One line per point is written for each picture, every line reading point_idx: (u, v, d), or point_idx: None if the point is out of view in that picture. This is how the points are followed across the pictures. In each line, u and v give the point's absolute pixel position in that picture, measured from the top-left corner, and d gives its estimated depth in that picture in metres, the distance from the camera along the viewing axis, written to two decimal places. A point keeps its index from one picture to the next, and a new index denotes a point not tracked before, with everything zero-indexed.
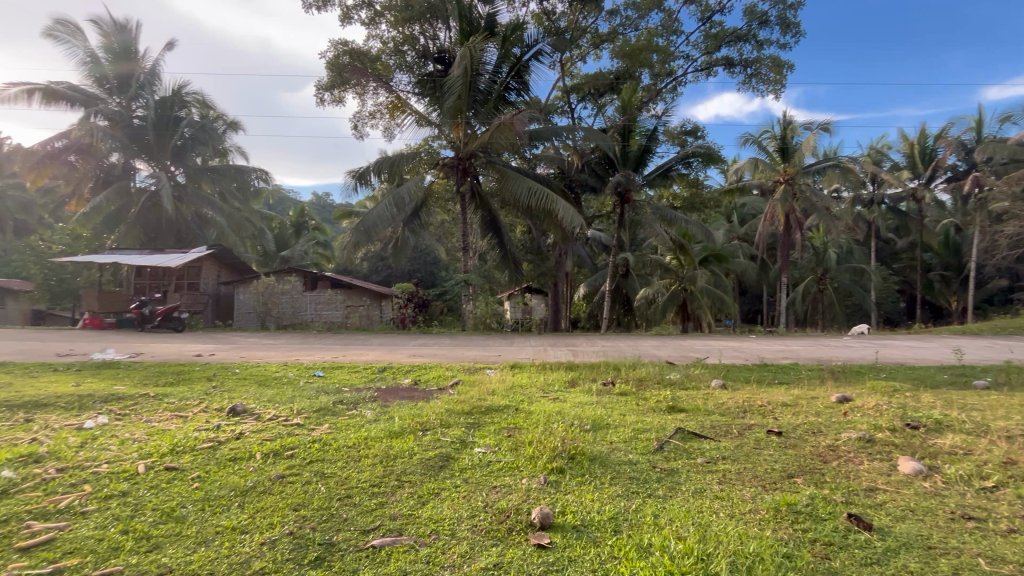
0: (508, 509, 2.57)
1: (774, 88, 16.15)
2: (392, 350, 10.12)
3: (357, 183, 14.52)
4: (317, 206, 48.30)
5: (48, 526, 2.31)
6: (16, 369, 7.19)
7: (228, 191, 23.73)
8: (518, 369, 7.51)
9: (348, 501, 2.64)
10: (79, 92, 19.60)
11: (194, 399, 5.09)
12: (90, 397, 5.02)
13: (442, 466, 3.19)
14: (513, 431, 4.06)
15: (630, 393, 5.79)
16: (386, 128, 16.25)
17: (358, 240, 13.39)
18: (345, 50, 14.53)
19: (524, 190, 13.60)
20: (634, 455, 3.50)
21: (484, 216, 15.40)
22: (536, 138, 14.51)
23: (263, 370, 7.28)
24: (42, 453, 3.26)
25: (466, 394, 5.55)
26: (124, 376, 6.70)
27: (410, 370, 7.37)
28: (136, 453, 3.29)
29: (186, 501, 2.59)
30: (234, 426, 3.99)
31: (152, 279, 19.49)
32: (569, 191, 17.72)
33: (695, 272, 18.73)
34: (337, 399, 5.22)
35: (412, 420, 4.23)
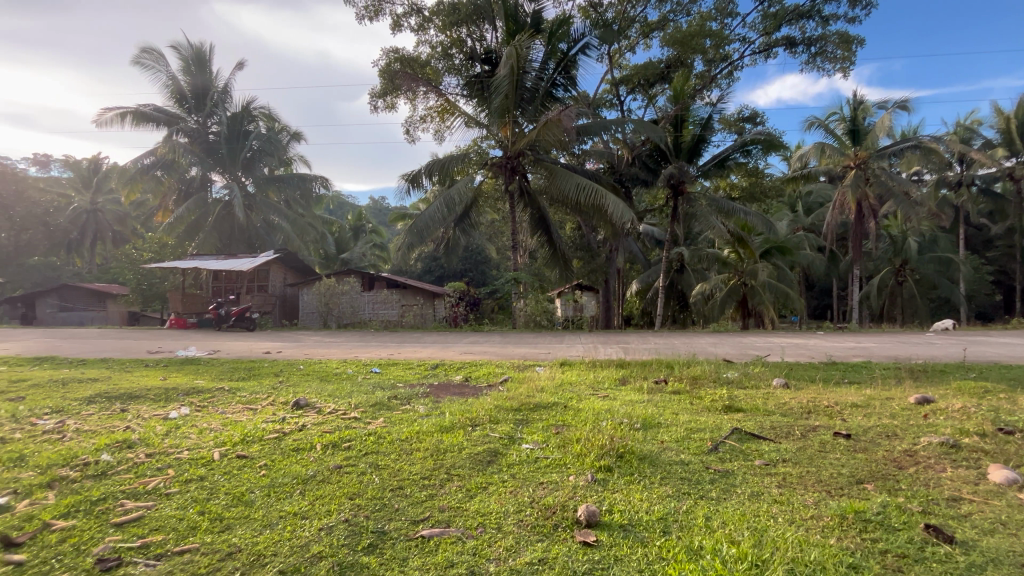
0: (553, 505, 2.58)
1: (842, 66, 15.01)
2: (445, 348, 10.36)
3: (410, 186, 14.95)
4: (374, 209, 50.38)
5: (138, 505, 2.57)
6: (114, 365, 8.02)
7: (292, 198, 25.24)
8: (568, 367, 7.46)
9: (400, 491, 2.75)
10: (163, 113, 21.50)
11: (262, 393, 5.46)
12: (175, 390, 5.53)
13: (490, 460, 3.25)
14: (561, 429, 4.04)
15: (684, 392, 5.62)
16: (436, 131, 16.60)
17: (412, 242, 13.83)
18: (396, 57, 15.01)
19: (573, 186, 13.44)
20: (685, 455, 3.40)
21: (534, 214, 15.41)
22: (585, 133, 14.34)
23: (325, 366, 7.69)
24: (134, 440, 3.62)
25: (515, 390, 5.60)
26: (203, 371, 7.31)
27: (462, 367, 7.53)
28: (212, 442, 3.59)
29: (254, 486, 2.79)
30: (298, 419, 4.25)
31: (227, 282, 21.07)
32: (620, 186, 17.36)
33: (757, 266, 17.75)
34: (392, 394, 5.42)
35: (462, 416, 4.32)
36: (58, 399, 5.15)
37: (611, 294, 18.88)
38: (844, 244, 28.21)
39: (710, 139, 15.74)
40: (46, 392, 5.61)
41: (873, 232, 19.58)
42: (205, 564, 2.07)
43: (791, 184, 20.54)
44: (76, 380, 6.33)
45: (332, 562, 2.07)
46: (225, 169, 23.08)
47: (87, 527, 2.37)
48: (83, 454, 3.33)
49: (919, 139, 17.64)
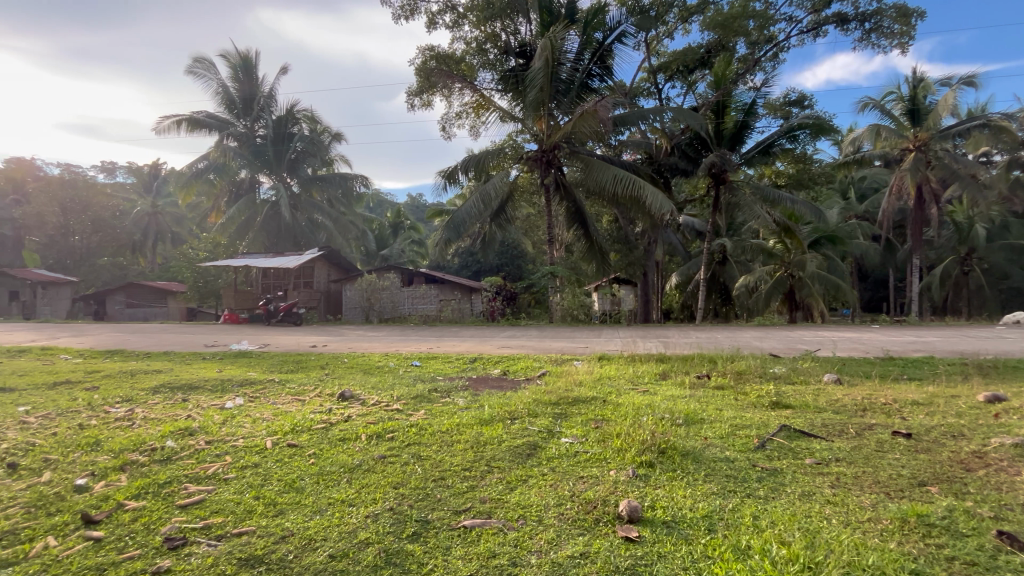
0: (594, 500, 2.56)
1: (900, 42, 14.03)
2: (482, 342, 10.46)
3: (446, 183, 15.13)
4: (412, 207, 51.39)
5: (200, 489, 2.74)
6: (176, 357, 8.59)
7: (334, 197, 26.06)
8: (607, 361, 7.37)
9: (442, 482, 2.80)
10: (214, 119, 22.63)
11: (310, 384, 5.70)
12: (230, 381, 5.86)
13: (530, 453, 3.26)
14: (601, 423, 4.02)
15: (727, 387, 5.46)
16: (472, 127, 16.71)
17: (448, 237, 14.01)
18: (431, 55, 15.15)
19: (610, 178, 13.22)
20: (731, 453, 3.29)
21: (570, 207, 15.26)
22: (622, 123, 14.06)
23: (368, 359, 7.94)
24: (195, 427, 3.86)
25: (553, 384, 5.61)
26: (255, 364, 7.71)
27: (500, 360, 7.58)
28: (265, 430, 3.78)
29: (305, 474, 2.92)
30: (343, 410, 4.41)
31: (276, 279, 21.95)
32: (658, 177, 16.94)
33: (806, 257, 16.94)
34: (432, 387, 5.54)
35: (501, 408, 4.36)
36: (128, 389, 5.55)
37: (649, 287, 18.50)
38: (901, 233, 26.52)
39: (754, 125, 15.11)
40: (116, 382, 6.07)
41: (934, 219, 18.31)
42: (260, 545, 2.15)
43: (843, 170, 19.45)
44: (143, 372, 6.80)
45: (379, 549, 2.13)
46: (272, 171, 24.06)
47: (155, 509, 2.53)
48: (150, 440, 3.57)
49: (988, 117, 16.30)
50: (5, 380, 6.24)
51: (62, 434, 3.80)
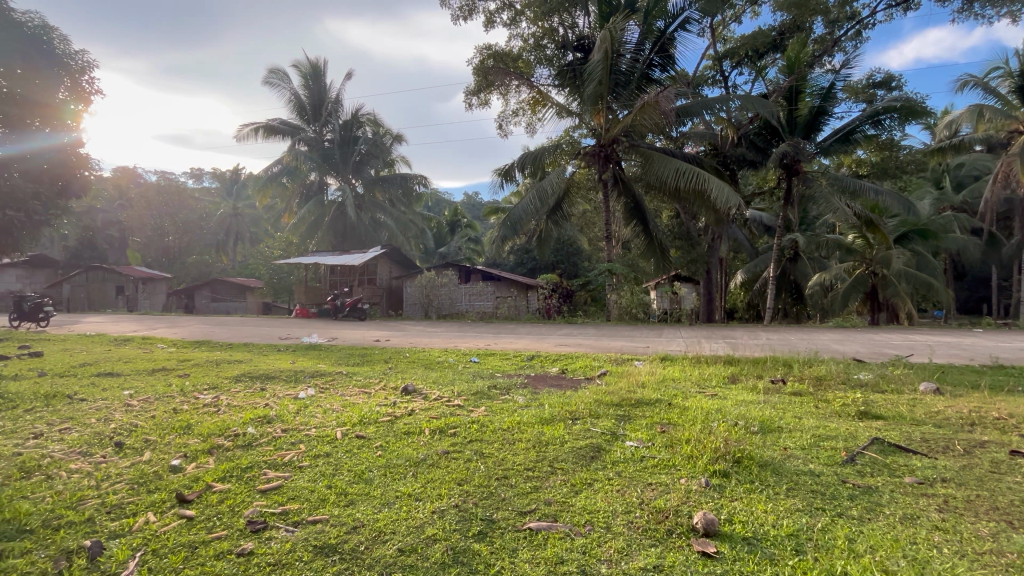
0: (665, 509, 2.43)
1: (1011, 10, 12.39)
2: (540, 339, 10.40)
3: (503, 180, 15.17)
4: (468, 205, 52.36)
5: (277, 475, 2.89)
6: (255, 348, 9.21)
7: (395, 197, 26.98)
8: (670, 363, 7.06)
9: (505, 481, 2.78)
10: (287, 125, 24.10)
11: (375, 377, 5.93)
12: (303, 372, 6.20)
13: (594, 456, 3.17)
14: (667, 427, 3.84)
15: (806, 393, 5.05)
16: (528, 124, 16.63)
17: (505, 235, 14.10)
18: (489, 53, 15.17)
19: (672, 171, 12.71)
20: (815, 466, 3.03)
21: (628, 203, 14.84)
22: (684, 114, 13.49)
23: (429, 354, 8.13)
24: (272, 416, 4.09)
25: (615, 384, 5.44)
26: (325, 356, 8.11)
27: (558, 359, 7.46)
28: (335, 421, 3.94)
29: (372, 466, 3.00)
30: (407, 403, 4.53)
31: (342, 275, 22.98)
32: (724, 169, 16.09)
33: (891, 252, 15.41)
34: (492, 383, 5.57)
35: (562, 408, 4.29)
36: (214, 377, 6.01)
37: (712, 285, 17.72)
38: (1008, 225, 23.59)
39: (832, 111, 13.96)
40: (204, 370, 6.59)
41: None
42: (334, 534, 2.21)
43: (936, 156, 17.57)
44: (226, 361, 7.34)
45: (446, 546, 2.13)
46: (338, 173, 25.26)
47: (238, 492, 2.69)
48: (234, 426, 3.83)
49: None
50: (113, 366, 6.94)
51: (159, 417, 4.16)
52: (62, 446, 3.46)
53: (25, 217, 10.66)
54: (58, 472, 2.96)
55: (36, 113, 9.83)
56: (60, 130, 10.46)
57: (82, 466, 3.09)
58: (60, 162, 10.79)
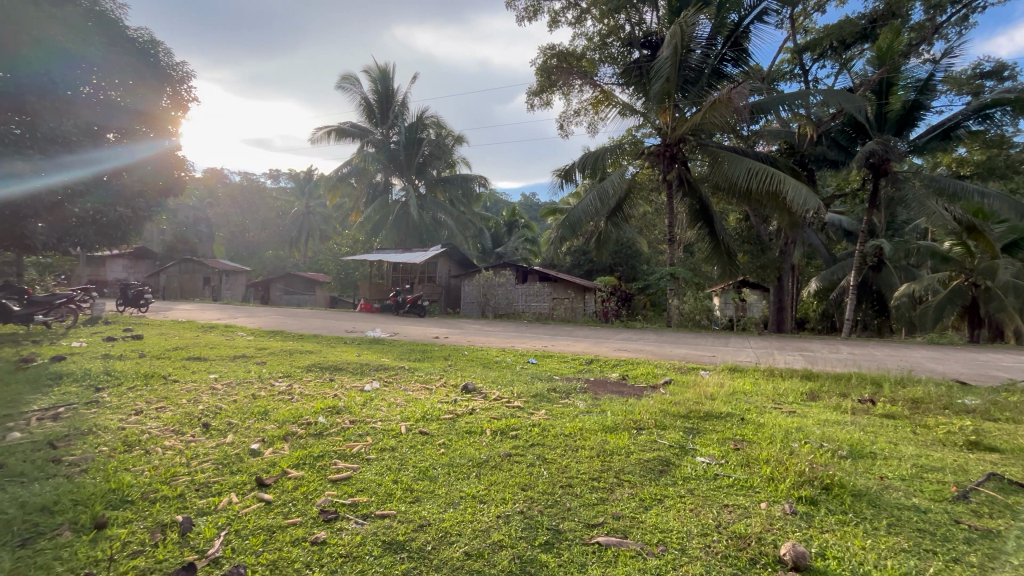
0: (747, 536, 2.25)
1: None
2: (598, 343, 10.24)
3: (563, 181, 14.99)
4: (526, 205, 52.59)
5: (346, 466, 2.97)
6: (323, 340, 9.69)
7: (455, 197, 27.49)
8: (739, 374, 6.65)
9: (570, 490, 2.69)
10: (357, 128, 25.28)
11: (435, 374, 6.02)
12: (368, 365, 6.41)
13: (663, 471, 3.01)
14: (741, 445, 3.59)
15: (901, 417, 4.55)
16: (590, 124, 16.33)
17: (564, 235, 13.93)
18: (552, 53, 15.01)
19: (743, 172, 12.01)
20: (920, 501, 2.69)
21: (693, 204, 14.22)
22: (758, 111, 12.71)
23: (487, 353, 8.16)
24: (341, 407, 4.24)
25: (681, 394, 5.17)
26: (388, 351, 8.37)
27: (618, 364, 7.25)
28: (399, 415, 4.03)
29: (436, 463, 3.01)
30: (468, 402, 4.54)
31: (404, 273, 23.76)
32: (801, 169, 15.01)
33: (997, 262, 13.69)
34: (552, 386, 5.49)
35: (625, 416, 4.13)
36: (288, 366, 6.37)
37: (783, 292, 16.64)
38: None
39: (930, 105, 12.60)
40: (279, 359, 7.01)
41: None
42: (402, 532, 2.23)
43: None
44: (298, 351, 7.76)
45: (513, 555, 2.08)
46: (403, 173, 26.14)
47: (312, 480, 2.79)
48: (307, 414, 4.01)
49: None
50: (200, 351, 7.55)
51: (240, 402, 4.45)
52: (158, 424, 3.78)
53: (132, 214, 10.94)
54: (154, 449, 3.22)
55: (142, 120, 10.44)
56: (162, 136, 11.09)
57: (175, 444, 3.34)
58: (161, 165, 11.32)
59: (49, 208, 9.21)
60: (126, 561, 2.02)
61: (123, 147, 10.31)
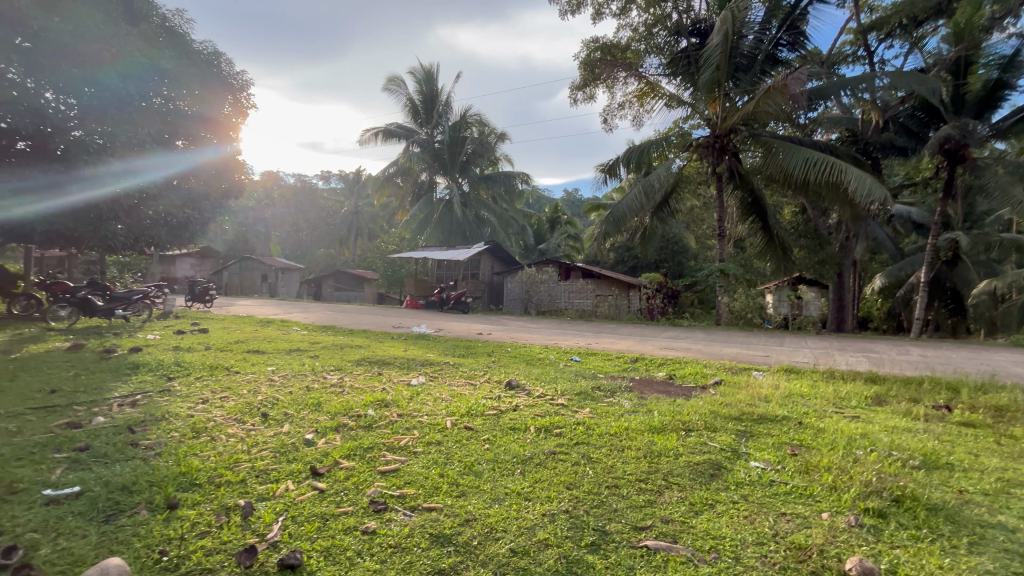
0: (807, 547, 2.13)
1: None
2: (643, 341, 10.05)
3: (606, 176, 14.72)
4: (569, 201, 52.11)
5: (395, 458, 3.05)
6: (372, 335, 10.01)
7: (498, 194, 27.62)
8: (796, 376, 6.31)
9: (617, 491, 2.64)
10: (403, 129, 25.86)
11: (479, 370, 6.07)
12: (414, 360, 6.56)
13: (714, 474, 2.90)
14: (799, 450, 3.40)
15: (981, 426, 4.17)
16: (635, 117, 15.94)
17: (607, 230, 13.69)
18: (596, 46, 14.70)
19: (799, 162, 11.37)
20: (1008, 519, 2.45)
21: (745, 197, 13.61)
22: (817, 97, 11.99)
23: (530, 350, 8.16)
24: (389, 400, 4.36)
25: (732, 396, 4.97)
26: (433, 346, 8.53)
27: (664, 363, 7.07)
28: (444, 410, 4.09)
29: (481, 459, 3.04)
30: (512, 398, 4.56)
31: (448, 270, 24.19)
32: (865, 158, 14.03)
33: None
34: (596, 384, 5.40)
35: (673, 417, 4.01)
36: (339, 360, 6.62)
37: (844, 290, 15.74)
38: None
39: (1016, 84, 11.48)
40: (330, 353, 7.29)
41: None
42: (448, 525, 2.26)
43: None
44: (349, 346, 8.06)
45: (559, 554, 2.06)
46: (446, 172, 26.52)
47: (362, 470, 2.88)
48: (358, 407, 4.16)
49: None
50: (259, 345, 7.98)
51: (296, 393, 4.68)
52: (223, 412, 4.03)
53: (198, 216, 11.94)
54: (219, 436, 3.43)
55: (208, 127, 11.12)
56: (226, 141, 11.82)
57: (237, 432, 3.54)
58: (223, 169, 12.05)
59: (127, 211, 10.03)
60: (195, 540, 2.16)
61: (191, 152, 10.99)
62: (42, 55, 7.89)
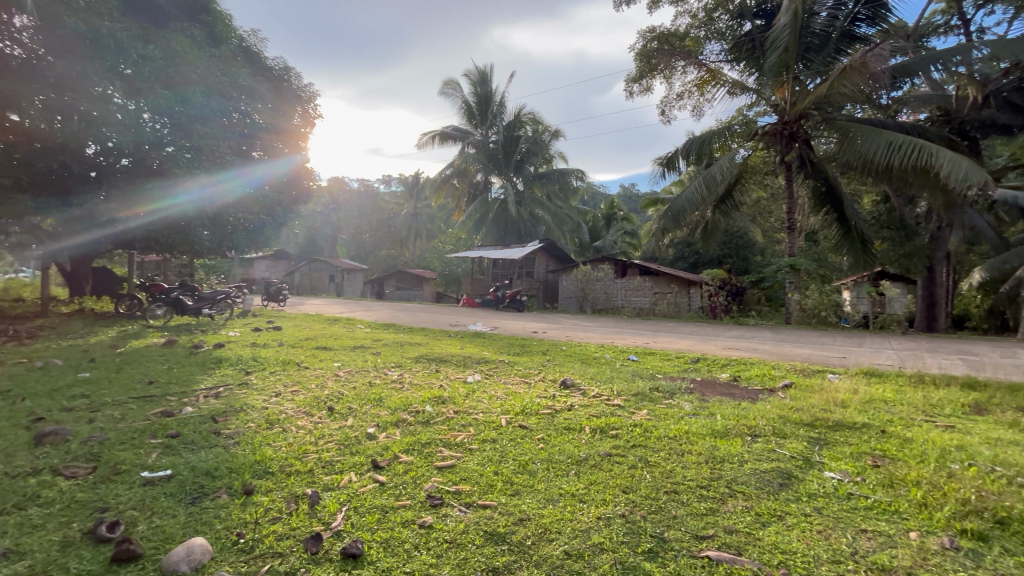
0: (893, 570, 1.95)
1: None
2: (705, 340, 9.64)
3: (664, 169, 14.25)
4: (626, 197, 50.88)
5: (451, 454, 3.11)
6: (430, 333, 10.28)
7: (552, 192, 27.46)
8: (878, 380, 5.79)
9: (675, 497, 2.54)
10: (458, 131, 26.38)
11: (534, 368, 6.07)
12: (470, 358, 6.67)
13: (783, 484, 2.71)
14: (882, 462, 3.11)
15: None
16: (695, 106, 15.29)
17: (666, 226, 13.23)
18: (652, 36, 14.21)
19: (881, 146, 10.42)
20: None
21: (818, 187, 12.67)
22: (901, 74, 10.96)
23: (586, 349, 8.07)
24: (446, 397, 4.46)
25: (803, 400, 4.65)
26: (489, 344, 8.63)
27: (728, 364, 6.74)
28: (499, 408, 4.12)
29: (536, 458, 3.04)
30: (567, 398, 4.51)
31: (503, 268, 24.37)
32: (961, 139, 12.59)
33: None
34: (654, 385, 5.23)
35: (737, 422, 3.81)
36: (399, 357, 6.87)
37: (935, 284, 14.16)
38: None
39: None
40: (391, 350, 7.58)
41: None
42: (502, 524, 2.27)
43: None
44: (408, 344, 8.33)
45: (614, 559, 2.02)
46: (501, 172, 26.75)
47: (420, 465, 2.96)
48: (416, 403, 4.28)
49: None
50: (327, 342, 8.45)
51: (359, 389, 4.89)
52: (294, 405, 4.30)
53: (272, 221, 12.75)
54: (291, 427, 3.67)
55: (280, 137, 11.89)
56: (296, 151, 12.59)
57: (306, 424, 3.77)
58: (294, 177, 12.86)
59: (210, 219, 10.93)
60: (268, 525, 2.31)
61: (264, 162, 11.79)
62: (140, 80, 8.61)
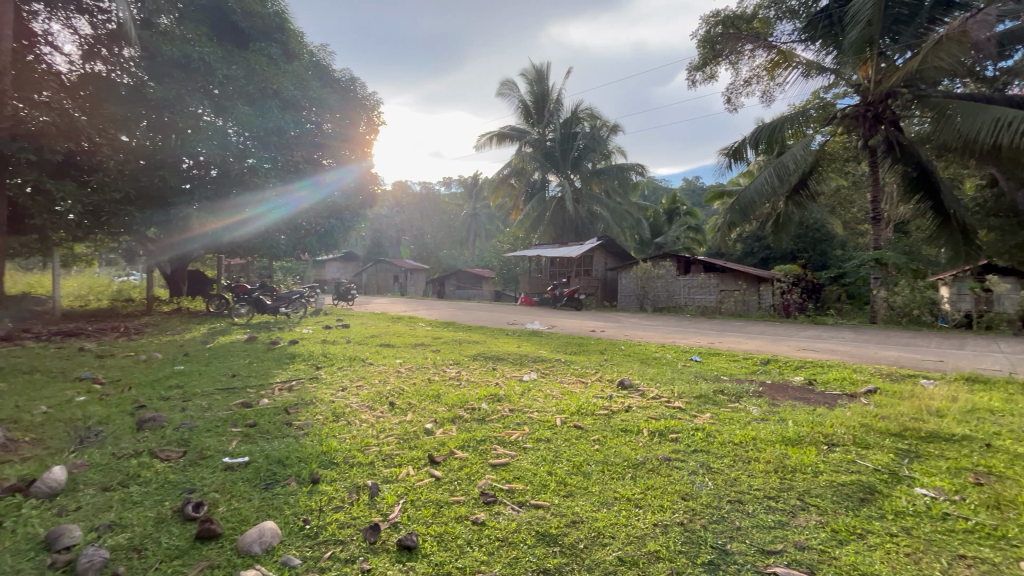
0: None
1: None
2: (776, 340, 9.07)
3: (731, 160, 13.51)
4: (690, 189, 48.74)
5: (505, 452, 3.13)
6: (488, 331, 10.42)
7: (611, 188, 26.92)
8: (982, 387, 5.15)
9: (740, 507, 2.39)
10: (515, 130, 26.51)
11: (591, 368, 5.96)
12: (526, 357, 6.66)
13: (864, 499, 2.48)
14: (986, 479, 2.76)
15: None
16: (764, 92, 14.38)
17: (733, 220, 12.56)
18: (717, 20, 13.52)
19: (986, 124, 9.25)
20: None
21: (909, 172, 11.50)
22: (1011, 41, 9.69)
23: (645, 349, 7.83)
24: (502, 395, 4.49)
25: (889, 407, 4.23)
26: (545, 343, 8.59)
27: (802, 366, 6.27)
28: (555, 408, 4.09)
29: (591, 459, 2.98)
30: (624, 399, 4.39)
31: (561, 267, 24.23)
32: None
33: None
34: (718, 388, 4.95)
35: (811, 428, 3.53)
36: (457, 355, 7.01)
37: None
38: None
39: None
40: (449, 348, 7.74)
41: None
42: (555, 525, 2.25)
43: None
44: (466, 341, 8.48)
45: (671, 568, 1.94)
46: (558, 170, 26.59)
47: (474, 462, 3.01)
48: (472, 400, 4.35)
49: None
50: (390, 339, 8.78)
51: (418, 385, 5.04)
52: (358, 399, 4.52)
53: (339, 224, 13.45)
54: (354, 420, 3.85)
55: (348, 145, 12.51)
56: (363, 157, 13.19)
57: (368, 417, 3.94)
58: (361, 183, 13.48)
59: (285, 224, 11.72)
60: (331, 513, 2.44)
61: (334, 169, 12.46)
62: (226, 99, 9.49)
